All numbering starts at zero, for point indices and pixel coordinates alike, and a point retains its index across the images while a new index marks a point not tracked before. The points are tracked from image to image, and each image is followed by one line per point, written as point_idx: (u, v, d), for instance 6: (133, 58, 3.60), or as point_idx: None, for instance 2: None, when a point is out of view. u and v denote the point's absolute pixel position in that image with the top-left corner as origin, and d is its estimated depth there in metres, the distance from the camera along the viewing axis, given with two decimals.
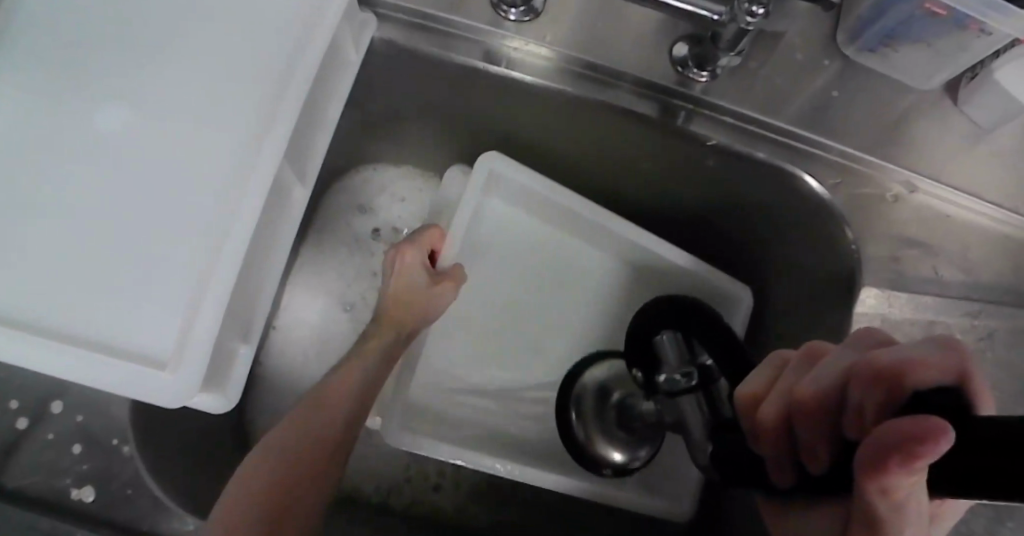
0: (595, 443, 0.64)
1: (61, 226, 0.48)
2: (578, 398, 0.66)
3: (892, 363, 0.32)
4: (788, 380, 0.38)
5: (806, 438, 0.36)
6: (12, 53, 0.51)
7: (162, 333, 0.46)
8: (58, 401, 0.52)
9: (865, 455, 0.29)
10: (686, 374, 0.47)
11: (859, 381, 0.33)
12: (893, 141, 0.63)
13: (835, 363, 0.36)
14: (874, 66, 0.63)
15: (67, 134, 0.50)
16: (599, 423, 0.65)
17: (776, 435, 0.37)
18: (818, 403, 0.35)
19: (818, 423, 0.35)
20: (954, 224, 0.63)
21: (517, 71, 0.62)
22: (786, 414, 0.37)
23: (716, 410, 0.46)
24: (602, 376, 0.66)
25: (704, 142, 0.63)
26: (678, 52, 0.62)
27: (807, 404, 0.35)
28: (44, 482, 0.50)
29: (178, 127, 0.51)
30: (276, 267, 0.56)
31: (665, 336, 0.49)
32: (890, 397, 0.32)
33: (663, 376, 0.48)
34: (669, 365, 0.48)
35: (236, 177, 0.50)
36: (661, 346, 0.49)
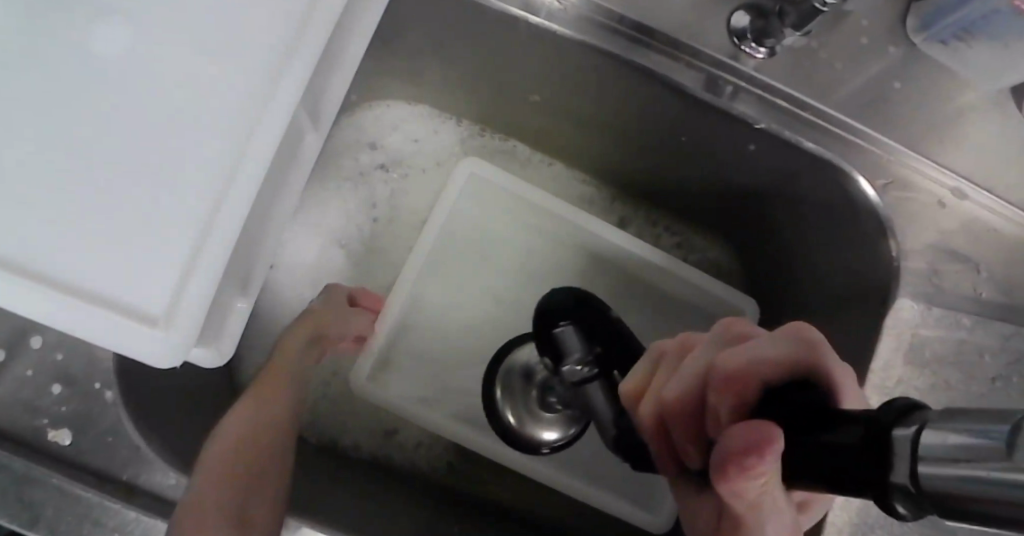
0: (525, 424, 0.62)
1: (48, 154, 0.44)
2: (522, 373, 0.62)
3: (740, 367, 0.36)
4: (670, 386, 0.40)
5: (679, 439, 0.40)
6: None
7: (153, 286, 0.43)
8: (37, 336, 0.49)
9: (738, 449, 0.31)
10: (589, 365, 0.38)
11: (716, 387, 0.37)
12: (947, 144, 0.59)
13: (697, 364, 0.40)
14: (942, 59, 0.58)
15: (60, 51, 0.45)
16: (523, 398, 0.62)
17: (655, 431, 0.41)
18: (679, 405, 0.40)
19: (683, 421, 0.40)
20: (1001, 240, 0.59)
21: (557, 23, 0.57)
22: (658, 416, 0.40)
23: (622, 404, 0.40)
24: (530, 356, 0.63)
25: (751, 125, 0.58)
26: (738, 22, 0.57)
27: (675, 408, 0.40)
28: (18, 421, 0.48)
29: (182, 54, 0.46)
30: (282, 219, 0.51)
31: (565, 326, 0.38)
32: (743, 399, 0.36)
33: (564, 371, 0.38)
34: (572, 356, 0.38)
35: (244, 117, 0.45)
36: (562, 340, 0.38)
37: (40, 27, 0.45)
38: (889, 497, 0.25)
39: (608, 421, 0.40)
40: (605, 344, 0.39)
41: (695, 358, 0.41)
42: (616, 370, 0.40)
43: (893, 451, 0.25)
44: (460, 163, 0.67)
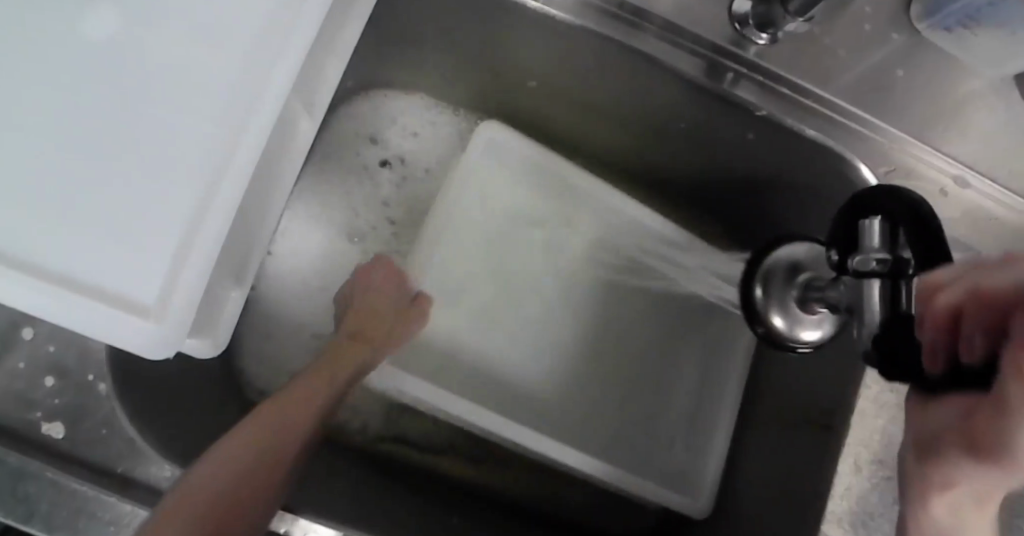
0: (761, 300, 0.54)
1: (38, 144, 0.43)
2: (767, 276, 0.54)
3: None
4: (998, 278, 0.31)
5: (965, 332, 0.31)
6: None
7: (145, 276, 0.42)
8: (29, 327, 0.48)
9: (1015, 334, 0.26)
10: (883, 263, 0.34)
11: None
12: (949, 131, 0.58)
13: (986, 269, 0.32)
14: (943, 44, 0.57)
15: (45, 37, 0.44)
16: (778, 298, 0.53)
17: (941, 333, 0.32)
18: (959, 302, 0.32)
19: (985, 316, 0.31)
20: (1002, 228, 0.59)
21: (556, 9, 0.56)
22: (955, 308, 0.32)
23: (898, 307, 0.33)
24: (801, 251, 0.52)
25: (751, 111, 0.58)
26: (740, 8, 0.56)
27: (969, 306, 0.31)
28: (10, 414, 0.47)
29: (173, 42, 0.45)
30: (276, 207, 0.51)
31: (873, 220, 0.35)
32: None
33: (853, 260, 0.35)
34: (869, 247, 0.35)
35: (238, 106, 0.44)
36: (864, 231, 0.35)
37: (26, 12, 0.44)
38: None
39: (876, 323, 0.34)
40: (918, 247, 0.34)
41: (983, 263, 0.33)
42: (912, 273, 0.33)
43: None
44: (478, 130, 0.67)
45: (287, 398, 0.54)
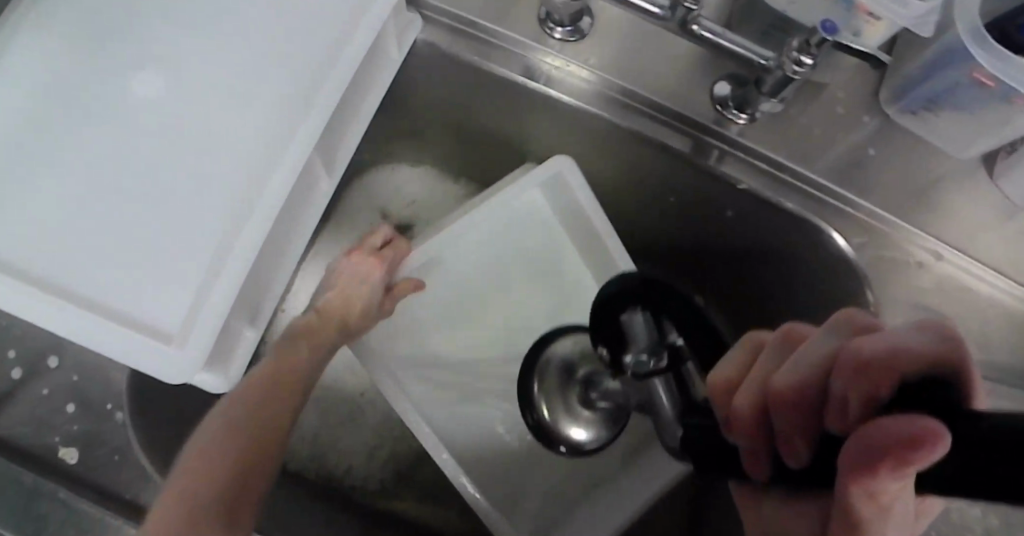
0: (555, 421, 0.61)
1: (89, 191, 0.49)
2: (541, 369, 0.62)
3: (883, 358, 0.30)
4: (763, 365, 0.39)
5: (782, 432, 0.34)
6: (56, 14, 0.52)
7: (174, 306, 0.46)
8: (54, 356, 0.52)
9: (867, 382, 0.30)
10: (655, 355, 0.40)
11: (844, 371, 0.32)
12: (918, 207, 0.62)
13: (813, 348, 0.36)
14: (911, 126, 0.62)
15: (102, 102, 0.51)
16: (562, 394, 0.61)
17: (751, 421, 0.36)
18: (801, 390, 0.34)
19: (793, 423, 0.34)
20: (973, 298, 0.62)
21: (556, 89, 0.63)
22: (757, 407, 0.36)
23: (685, 390, 0.42)
24: (566, 350, 0.62)
25: (734, 185, 0.63)
26: (720, 91, 0.61)
27: (785, 395, 0.35)
28: (33, 437, 0.51)
29: (211, 105, 0.51)
30: (292, 253, 0.55)
31: (635, 315, 0.41)
32: (878, 392, 0.30)
33: (628, 360, 0.41)
34: (637, 345, 0.41)
35: (265, 161, 0.50)
36: (629, 326, 0.41)
37: (86, 85, 0.51)
38: None
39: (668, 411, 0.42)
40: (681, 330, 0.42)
41: (812, 342, 0.37)
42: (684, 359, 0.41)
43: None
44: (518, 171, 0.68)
45: (239, 413, 0.48)
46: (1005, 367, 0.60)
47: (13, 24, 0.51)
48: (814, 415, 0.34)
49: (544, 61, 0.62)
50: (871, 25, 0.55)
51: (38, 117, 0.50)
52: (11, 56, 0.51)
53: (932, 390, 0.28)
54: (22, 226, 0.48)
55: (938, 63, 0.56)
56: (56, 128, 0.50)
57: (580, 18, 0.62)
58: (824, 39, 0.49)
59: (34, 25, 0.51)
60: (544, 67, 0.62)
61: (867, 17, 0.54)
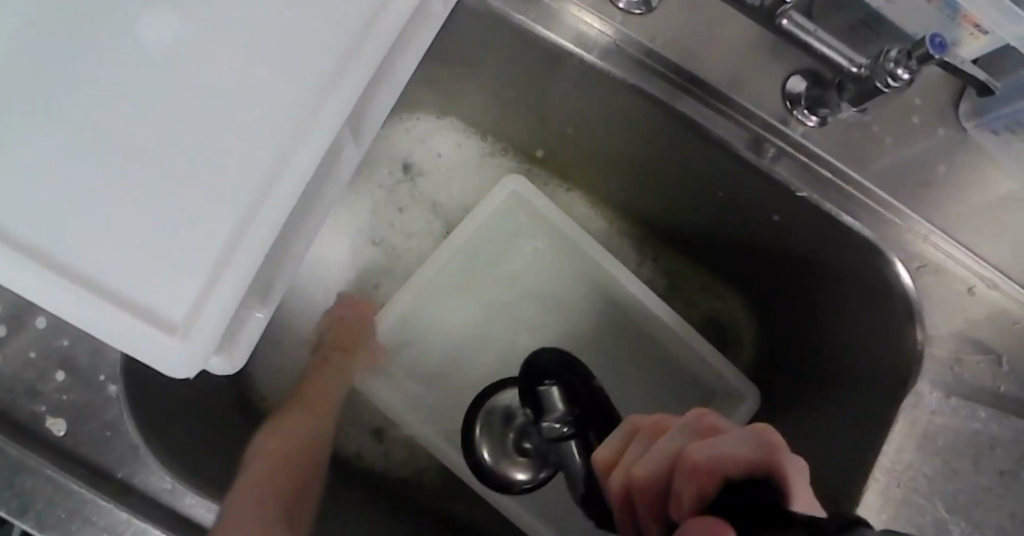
0: (487, 462, 0.59)
1: (93, 148, 0.44)
2: (478, 412, 0.60)
3: (711, 460, 0.30)
4: (632, 454, 0.36)
5: (643, 516, 0.33)
6: None
7: (176, 289, 0.42)
8: (43, 317, 0.47)
9: (692, 483, 0.30)
10: (567, 424, 0.40)
11: (680, 472, 0.31)
12: (982, 232, 0.58)
13: (666, 444, 0.34)
14: (991, 146, 0.58)
15: (112, 46, 0.45)
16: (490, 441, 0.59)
17: (624, 509, 0.35)
18: (648, 482, 0.33)
19: (652, 506, 0.33)
20: None
21: (595, 56, 0.57)
22: (625, 490, 0.35)
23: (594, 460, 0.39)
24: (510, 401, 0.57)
25: (791, 192, 0.58)
26: (793, 87, 0.56)
27: (642, 484, 0.33)
28: (18, 402, 0.47)
29: (231, 58, 0.45)
30: (312, 228, 0.50)
31: (552, 386, 0.41)
32: (703, 494, 0.29)
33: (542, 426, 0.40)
34: (553, 413, 0.40)
35: (287, 129, 0.44)
36: (546, 396, 0.41)
37: (91, 23, 0.45)
38: None
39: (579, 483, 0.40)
40: (587, 411, 0.41)
41: (667, 437, 0.34)
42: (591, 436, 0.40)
43: None
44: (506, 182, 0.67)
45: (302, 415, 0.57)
46: None
47: None
48: (661, 507, 0.32)
49: (581, 24, 0.57)
50: (973, 38, 0.50)
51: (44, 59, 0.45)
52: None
53: (751, 489, 0.27)
54: (19, 182, 0.43)
55: None
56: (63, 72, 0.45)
57: None
58: (927, 55, 0.45)
59: None
60: (574, 22, 0.57)
61: (972, 30, 0.49)
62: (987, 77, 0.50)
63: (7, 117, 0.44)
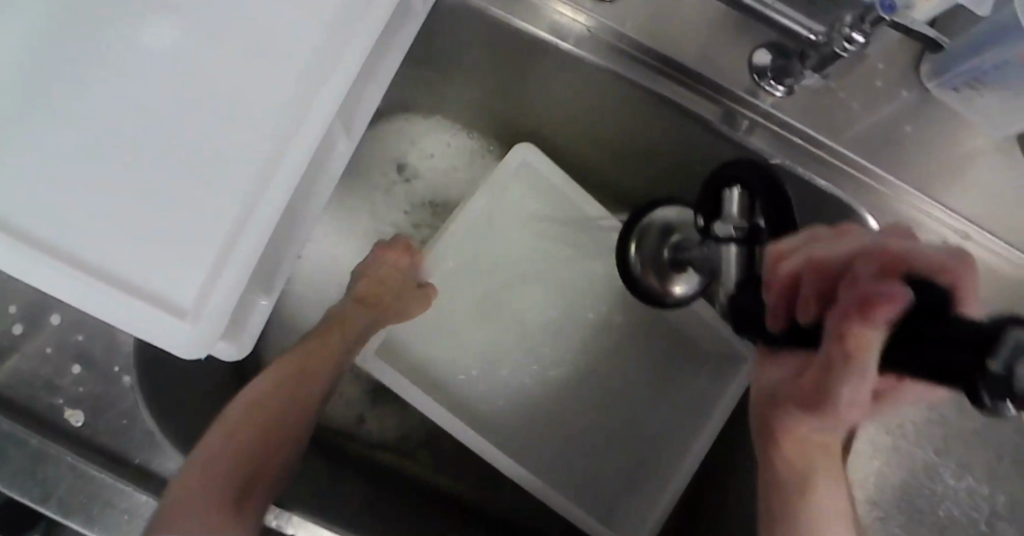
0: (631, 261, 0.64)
1: (96, 147, 0.46)
2: (642, 230, 0.63)
3: (906, 252, 0.30)
4: (802, 243, 0.37)
5: (804, 296, 0.34)
6: None
7: (183, 277, 0.44)
8: (58, 314, 0.50)
9: (850, 304, 0.29)
10: (740, 227, 0.45)
11: (870, 257, 0.31)
12: (951, 187, 0.61)
13: (855, 237, 0.34)
14: (953, 104, 0.60)
15: (108, 48, 0.47)
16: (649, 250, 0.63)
17: (784, 288, 0.36)
18: (824, 262, 0.34)
19: (816, 282, 0.34)
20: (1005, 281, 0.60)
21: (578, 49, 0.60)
22: (795, 273, 0.35)
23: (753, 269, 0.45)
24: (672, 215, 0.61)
25: (766, 160, 0.61)
26: (758, 60, 0.59)
27: (818, 262, 0.34)
28: (37, 397, 0.49)
29: (226, 57, 0.48)
30: (309, 219, 0.52)
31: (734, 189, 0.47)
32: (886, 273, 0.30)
33: (716, 226, 0.46)
34: (728, 218, 0.46)
35: (283, 123, 0.47)
36: (727, 199, 0.47)
37: (84, 29, 0.47)
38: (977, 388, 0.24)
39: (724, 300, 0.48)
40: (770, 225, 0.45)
41: (858, 236, 0.35)
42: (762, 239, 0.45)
43: (1000, 339, 0.23)
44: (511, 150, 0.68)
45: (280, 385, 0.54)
46: None
47: None
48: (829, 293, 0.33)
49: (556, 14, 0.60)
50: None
51: (43, 63, 0.46)
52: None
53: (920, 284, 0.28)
54: (27, 182, 0.45)
55: (987, 39, 0.54)
56: (62, 74, 0.46)
57: None
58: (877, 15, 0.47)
59: None
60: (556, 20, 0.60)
61: None
62: (937, 37, 0.53)
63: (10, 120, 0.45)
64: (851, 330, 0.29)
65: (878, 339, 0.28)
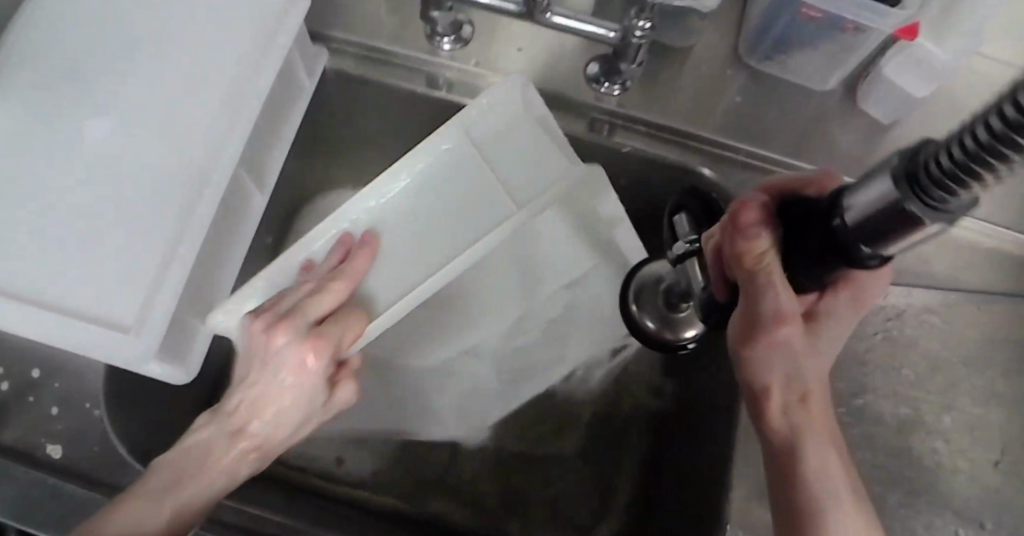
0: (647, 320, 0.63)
1: (55, 220, 0.57)
2: (638, 291, 0.64)
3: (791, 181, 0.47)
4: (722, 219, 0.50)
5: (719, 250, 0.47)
6: (23, 76, 0.61)
7: (127, 305, 0.55)
8: (38, 368, 0.61)
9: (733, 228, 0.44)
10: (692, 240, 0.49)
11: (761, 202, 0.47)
12: (795, 142, 0.68)
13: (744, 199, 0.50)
14: (774, 72, 0.69)
15: (61, 146, 0.59)
16: (655, 308, 0.62)
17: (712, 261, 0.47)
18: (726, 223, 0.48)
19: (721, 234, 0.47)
20: None
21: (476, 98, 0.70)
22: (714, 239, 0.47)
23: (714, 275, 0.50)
24: (661, 269, 0.64)
25: (619, 148, 0.70)
26: (592, 70, 0.69)
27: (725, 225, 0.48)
28: (26, 438, 0.58)
29: (151, 135, 0.60)
30: (236, 257, 0.65)
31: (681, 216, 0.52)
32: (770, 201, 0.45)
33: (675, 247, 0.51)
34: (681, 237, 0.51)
35: (196, 176, 0.59)
36: (680, 224, 0.52)
37: (42, 127, 0.60)
38: (856, 245, 0.36)
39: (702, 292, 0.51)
40: None
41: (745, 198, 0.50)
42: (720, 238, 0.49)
43: (851, 193, 0.36)
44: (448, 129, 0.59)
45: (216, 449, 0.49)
46: (902, 271, 0.64)
47: None
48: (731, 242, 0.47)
49: (446, 72, 0.69)
50: None
51: (11, 162, 0.58)
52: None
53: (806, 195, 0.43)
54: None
55: (773, 10, 0.64)
56: (26, 170, 0.58)
57: (460, 27, 0.69)
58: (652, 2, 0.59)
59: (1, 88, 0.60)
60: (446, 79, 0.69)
61: None
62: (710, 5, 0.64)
63: None
64: (740, 241, 0.43)
65: (768, 238, 0.42)
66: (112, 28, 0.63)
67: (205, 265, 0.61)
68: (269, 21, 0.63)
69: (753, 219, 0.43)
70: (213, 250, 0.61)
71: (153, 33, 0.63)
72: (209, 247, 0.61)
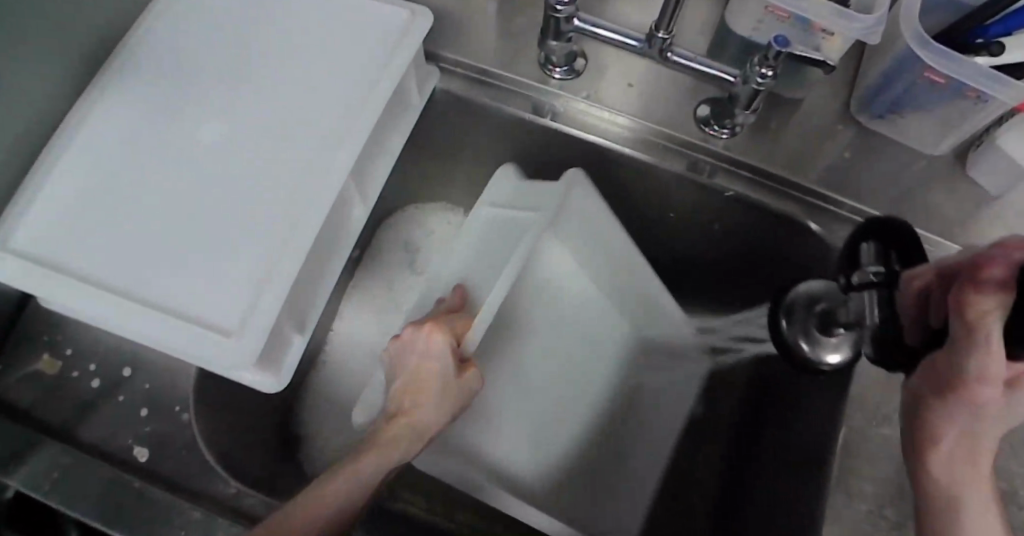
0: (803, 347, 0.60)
1: (162, 218, 0.56)
2: (789, 309, 0.61)
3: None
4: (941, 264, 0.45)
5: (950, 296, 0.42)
6: (138, 76, 0.60)
7: (232, 308, 0.53)
8: (127, 367, 0.60)
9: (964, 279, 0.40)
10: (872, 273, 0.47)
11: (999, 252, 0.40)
12: (901, 200, 0.68)
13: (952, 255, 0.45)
14: (884, 131, 0.69)
15: (172, 147, 0.58)
16: (803, 326, 0.60)
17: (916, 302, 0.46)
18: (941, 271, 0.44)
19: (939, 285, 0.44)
20: None
21: (594, 135, 0.70)
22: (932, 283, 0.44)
23: (888, 309, 0.46)
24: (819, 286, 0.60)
25: (723, 193, 0.69)
26: (701, 112, 0.69)
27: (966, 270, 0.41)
28: (114, 438, 0.58)
29: (265, 139, 0.59)
30: (335, 269, 0.62)
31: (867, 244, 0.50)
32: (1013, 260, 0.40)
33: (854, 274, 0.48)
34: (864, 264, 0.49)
35: (308, 181, 0.57)
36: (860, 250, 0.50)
37: (157, 126, 0.59)
38: None
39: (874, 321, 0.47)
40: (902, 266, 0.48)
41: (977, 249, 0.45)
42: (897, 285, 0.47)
43: None
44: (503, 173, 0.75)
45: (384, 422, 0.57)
46: None
47: (101, 82, 0.59)
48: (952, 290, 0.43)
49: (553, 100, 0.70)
50: (828, 40, 0.62)
51: (122, 156, 0.57)
52: (96, 99, 0.59)
53: None
54: (107, 246, 0.54)
55: (894, 70, 0.64)
56: (133, 167, 0.57)
57: (574, 58, 0.70)
58: (777, 53, 0.56)
59: (115, 83, 0.60)
60: (549, 105, 0.70)
61: (823, 34, 0.61)
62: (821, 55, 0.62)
63: (96, 201, 0.56)
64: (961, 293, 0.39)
65: (996, 304, 0.38)
66: (232, 36, 0.62)
67: (307, 274, 0.59)
68: (390, 35, 0.62)
69: (988, 276, 0.39)
70: (315, 259, 0.59)
71: (271, 42, 0.62)
72: (312, 258, 0.59)
